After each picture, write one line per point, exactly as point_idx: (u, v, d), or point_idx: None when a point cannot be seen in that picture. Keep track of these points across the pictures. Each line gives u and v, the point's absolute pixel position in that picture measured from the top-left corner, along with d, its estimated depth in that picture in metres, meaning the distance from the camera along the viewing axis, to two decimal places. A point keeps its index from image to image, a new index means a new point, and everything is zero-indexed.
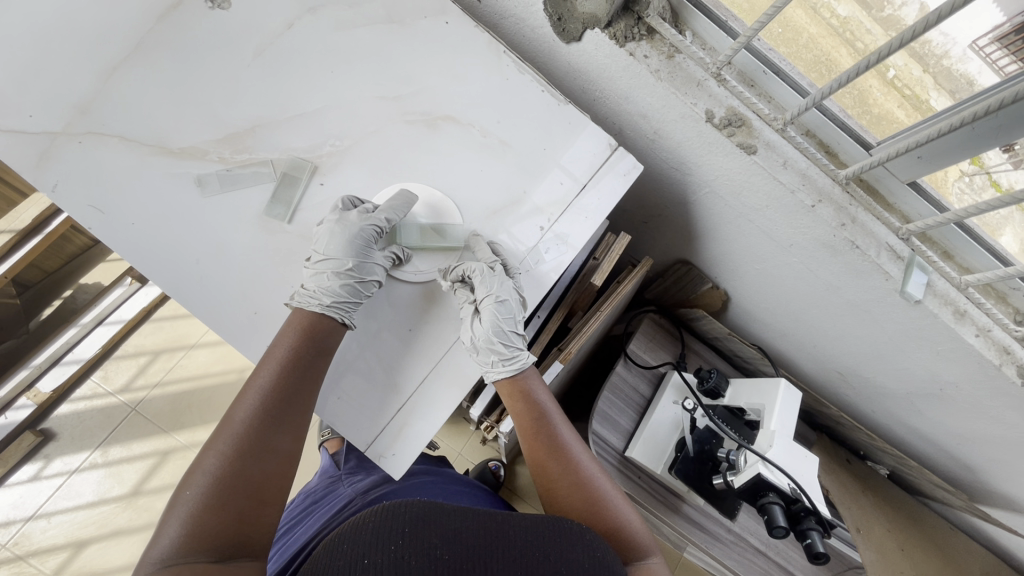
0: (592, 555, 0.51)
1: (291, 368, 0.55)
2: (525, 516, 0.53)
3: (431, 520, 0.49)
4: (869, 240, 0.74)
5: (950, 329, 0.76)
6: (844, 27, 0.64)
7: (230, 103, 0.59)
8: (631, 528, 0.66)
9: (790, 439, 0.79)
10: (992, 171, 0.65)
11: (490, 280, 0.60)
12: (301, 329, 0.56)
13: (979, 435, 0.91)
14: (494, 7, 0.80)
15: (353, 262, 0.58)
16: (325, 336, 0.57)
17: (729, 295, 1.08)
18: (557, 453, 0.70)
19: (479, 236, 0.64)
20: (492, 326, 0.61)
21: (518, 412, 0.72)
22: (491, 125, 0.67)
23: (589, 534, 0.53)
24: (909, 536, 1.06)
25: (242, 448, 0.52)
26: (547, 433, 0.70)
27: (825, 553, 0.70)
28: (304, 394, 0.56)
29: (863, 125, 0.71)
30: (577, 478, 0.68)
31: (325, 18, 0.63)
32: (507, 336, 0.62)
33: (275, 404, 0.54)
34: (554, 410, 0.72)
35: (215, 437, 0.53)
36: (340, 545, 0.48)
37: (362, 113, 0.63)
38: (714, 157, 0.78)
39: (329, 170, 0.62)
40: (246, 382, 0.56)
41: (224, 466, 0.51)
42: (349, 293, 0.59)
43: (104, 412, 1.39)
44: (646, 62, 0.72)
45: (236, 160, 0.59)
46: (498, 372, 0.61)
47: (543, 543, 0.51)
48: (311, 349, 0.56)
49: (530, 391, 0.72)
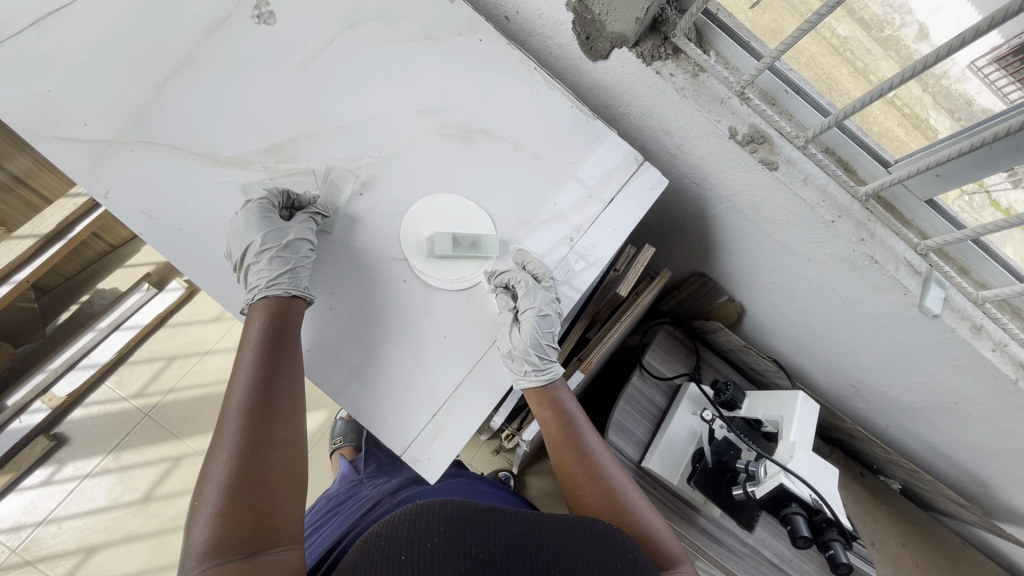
0: (624, 558, 0.52)
1: (269, 346, 0.55)
2: (558, 516, 0.54)
3: (468, 519, 0.50)
4: (887, 255, 0.76)
5: (967, 344, 0.77)
6: (844, 46, 0.67)
7: (274, 114, 0.61)
8: (657, 535, 0.66)
9: (809, 450, 0.80)
10: (992, 190, 0.68)
11: (534, 293, 0.62)
12: (265, 310, 0.56)
13: (994, 449, 0.92)
14: (523, 25, 0.82)
15: (262, 236, 0.56)
16: (291, 311, 0.58)
17: (744, 308, 1.09)
18: (584, 460, 0.71)
19: (522, 251, 0.66)
20: (529, 339, 0.63)
21: (546, 418, 0.74)
22: (523, 139, 0.69)
23: (621, 535, 0.54)
24: (921, 551, 1.07)
25: (246, 439, 0.51)
26: (575, 440, 0.72)
27: (847, 563, 0.71)
28: (288, 376, 0.56)
29: (881, 144, 0.73)
30: (604, 486, 0.69)
31: (365, 35, 0.66)
32: (543, 349, 0.64)
33: (264, 388, 0.54)
34: (582, 418, 0.74)
35: (215, 438, 0.51)
36: (377, 542, 0.49)
37: (399, 125, 0.65)
38: (736, 173, 0.80)
39: (369, 181, 0.63)
40: (229, 380, 0.55)
41: (232, 461, 0.50)
42: (277, 267, 0.57)
43: (118, 416, 1.40)
44: (671, 80, 0.75)
45: (279, 169, 0.61)
46: (529, 381, 0.63)
47: (577, 542, 0.52)
48: (281, 325, 0.56)
49: (558, 398, 0.74)
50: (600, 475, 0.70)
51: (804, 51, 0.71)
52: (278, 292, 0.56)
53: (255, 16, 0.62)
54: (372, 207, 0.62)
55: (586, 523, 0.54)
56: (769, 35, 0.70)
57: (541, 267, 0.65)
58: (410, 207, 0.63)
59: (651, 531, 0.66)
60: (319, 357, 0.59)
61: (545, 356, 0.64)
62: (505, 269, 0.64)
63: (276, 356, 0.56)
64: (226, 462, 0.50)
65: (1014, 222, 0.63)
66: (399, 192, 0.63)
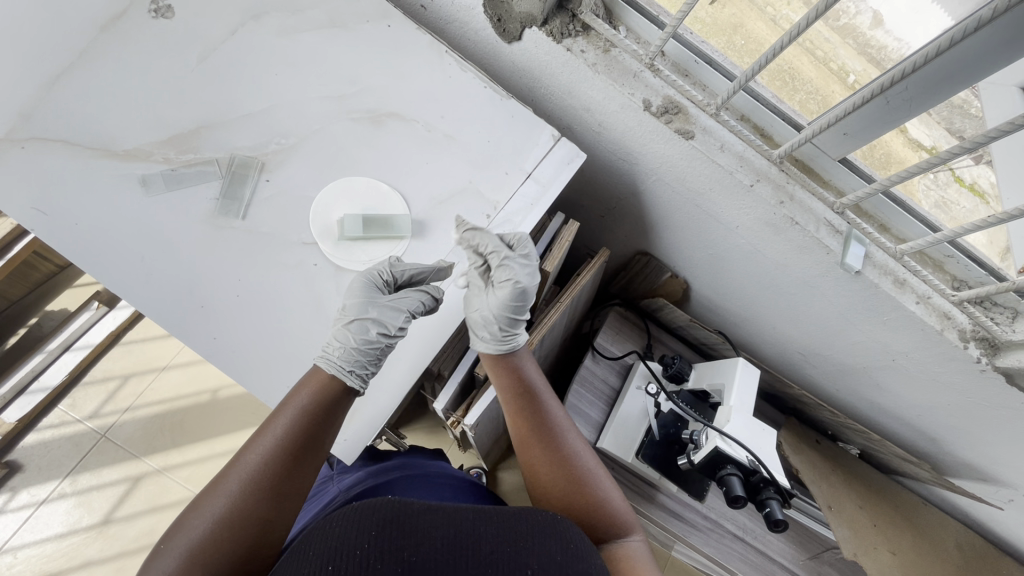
0: (567, 554, 0.52)
1: (306, 423, 0.55)
2: (499, 511, 0.54)
3: (399, 521, 0.49)
4: (807, 216, 0.78)
5: (891, 299, 0.79)
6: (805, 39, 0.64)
7: (174, 106, 0.61)
8: (613, 506, 0.66)
9: (748, 414, 0.81)
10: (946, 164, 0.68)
11: (506, 265, 0.63)
12: (320, 378, 0.57)
13: (936, 404, 0.94)
14: (439, 13, 0.83)
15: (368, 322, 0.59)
16: (335, 404, 0.57)
17: (689, 284, 1.10)
18: (541, 431, 0.69)
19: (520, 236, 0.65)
20: (499, 304, 0.64)
21: (505, 388, 0.72)
22: (435, 120, 0.69)
23: (565, 526, 0.54)
24: (881, 512, 1.08)
25: (246, 499, 0.52)
26: (535, 409, 0.70)
27: (784, 521, 0.71)
28: (314, 449, 0.56)
29: (795, 109, 0.75)
30: (560, 456, 0.68)
31: (267, 25, 0.66)
32: (511, 321, 0.65)
33: (283, 461, 0.54)
34: (544, 386, 0.72)
35: (220, 481, 0.53)
36: (307, 553, 0.49)
37: (306, 112, 0.65)
38: (657, 145, 0.81)
39: (276, 167, 0.62)
40: (258, 429, 0.56)
41: (226, 515, 0.51)
42: (365, 354, 0.59)
43: (73, 439, 1.37)
44: (583, 56, 0.76)
45: (180, 160, 0.60)
46: (486, 346, 0.66)
47: (516, 538, 0.52)
48: (322, 409, 0.56)
49: (519, 367, 0.72)
50: (557, 444, 0.69)
51: (712, 19, 0.72)
52: (354, 381, 0.58)
53: (152, 10, 0.62)
54: (280, 193, 0.62)
55: (528, 519, 0.54)
56: (728, 30, 0.71)
57: (512, 237, 0.65)
58: (318, 192, 0.63)
59: (602, 503, 0.66)
60: (230, 344, 0.58)
61: (510, 328, 0.65)
62: (476, 227, 0.64)
63: (310, 435, 0.55)
64: (217, 513, 0.51)
65: (935, 162, 0.64)
66: (306, 178, 0.63)
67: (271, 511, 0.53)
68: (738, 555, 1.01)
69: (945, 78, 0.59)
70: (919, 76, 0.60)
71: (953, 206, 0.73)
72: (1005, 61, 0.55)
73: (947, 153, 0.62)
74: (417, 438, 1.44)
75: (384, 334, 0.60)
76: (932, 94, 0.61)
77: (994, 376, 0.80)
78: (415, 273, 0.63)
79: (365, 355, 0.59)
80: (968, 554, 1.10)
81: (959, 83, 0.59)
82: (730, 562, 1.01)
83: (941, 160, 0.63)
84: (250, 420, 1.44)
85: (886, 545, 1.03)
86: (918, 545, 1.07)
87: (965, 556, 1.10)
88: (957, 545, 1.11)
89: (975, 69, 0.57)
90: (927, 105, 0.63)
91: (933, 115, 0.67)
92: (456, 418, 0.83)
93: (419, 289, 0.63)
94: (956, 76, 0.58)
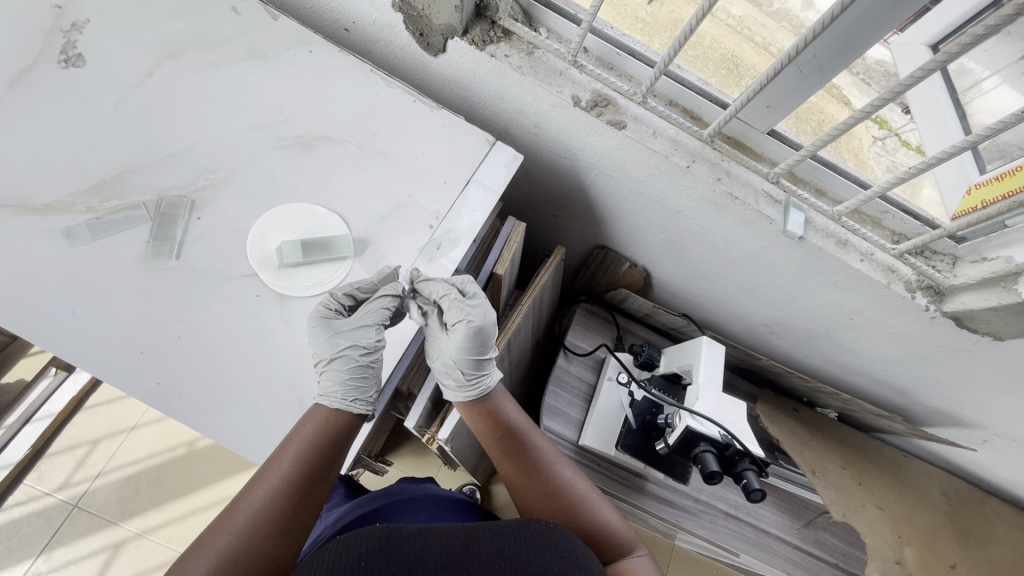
0: (560, 555, 0.53)
1: (317, 455, 0.55)
2: (490, 527, 0.55)
3: (393, 548, 0.50)
4: (745, 189, 0.80)
5: (837, 259, 0.82)
6: (742, 25, 0.70)
7: (94, 154, 0.60)
8: (609, 527, 0.66)
9: (716, 390, 0.82)
10: (901, 132, 0.74)
11: (459, 307, 0.62)
12: (320, 413, 0.57)
13: (897, 356, 0.96)
14: (363, 34, 0.83)
15: (331, 355, 0.58)
16: (343, 435, 0.58)
17: (648, 272, 1.12)
18: (530, 469, 0.68)
19: (470, 279, 0.66)
20: (459, 348, 0.65)
21: (485, 431, 0.70)
22: (367, 138, 0.69)
23: (557, 533, 0.56)
24: (865, 470, 1.10)
25: (256, 534, 0.51)
26: (518, 447, 0.69)
27: (760, 489, 0.71)
28: (322, 481, 0.56)
29: (721, 89, 0.77)
30: (549, 490, 0.67)
31: (185, 63, 0.66)
32: (471, 366, 0.67)
33: (295, 493, 0.54)
34: (523, 421, 0.70)
35: (223, 521, 0.51)
36: None
37: (234, 145, 0.64)
38: (593, 139, 0.82)
39: (206, 204, 0.61)
40: (266, 462, 0.55)
41: (235, 551, 0.50)
42: (356, 378, 0.59)
43: (44, 514, 1.31)
44: (508, 61, 0.77)
45: (105, 207, 0.59)
46: (457, 394, 0.68)
47: (510, 552, 0.53)
48: (332, 440, 0.57)
49: (495, 410, 0.70)
50: (549, 478, 0.68)
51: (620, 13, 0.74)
52: (357, 408, 0.59)
53: (62, 61, 0.62)
54: (213, 229, 0.61)
55: (519, 529, 0.55)
56: (670, 27, 0.72)
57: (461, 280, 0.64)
58: (253, 223, 0.62)
59: (602, 526, 0.66)
60: (172, 390, 0.56)
61: (473, 369, 0.67)
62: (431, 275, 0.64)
63: (321, 465, 0.55)
64: (224, 549, 0.50)
65: (845, 126, 0.66)
66: (238, 210, 0.62)
67: (278, 548, 0.52)
68: (733, 534, 1.02)
69: (850, 41, 0.61)
70: (823, 38, 0.62)
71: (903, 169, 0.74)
72: (899, 19, 0.58)
73: (871, 103, 0.63)
74: (403, 463, 1.41)
75: (365, 352, 0.60)
76: (838, 58, 0.64)
77: (944, 321, 0.83)
78: (357, 290, 0.62)
79: (361, 380, 0.60)
80: (954, 500, 1.13)
81: (865, 42, 0.61)
82: (727, 541, 1.02)
83: (864, 112, 0.64)
84: (229, 468, 1.40)
85: (873, 502, 1.05)
86: (904, 498, 1.09)
87: (951, 501, 1.12)
88: (943, 492, 1.13)
89: (874, 28, 0.59)
90: (838, 67, 0.65)
91: (874, 84, 0.70)
92: (430, 434, 0.81)
93: (380, 297, 0.61)
94: (862, 34, 0.60)
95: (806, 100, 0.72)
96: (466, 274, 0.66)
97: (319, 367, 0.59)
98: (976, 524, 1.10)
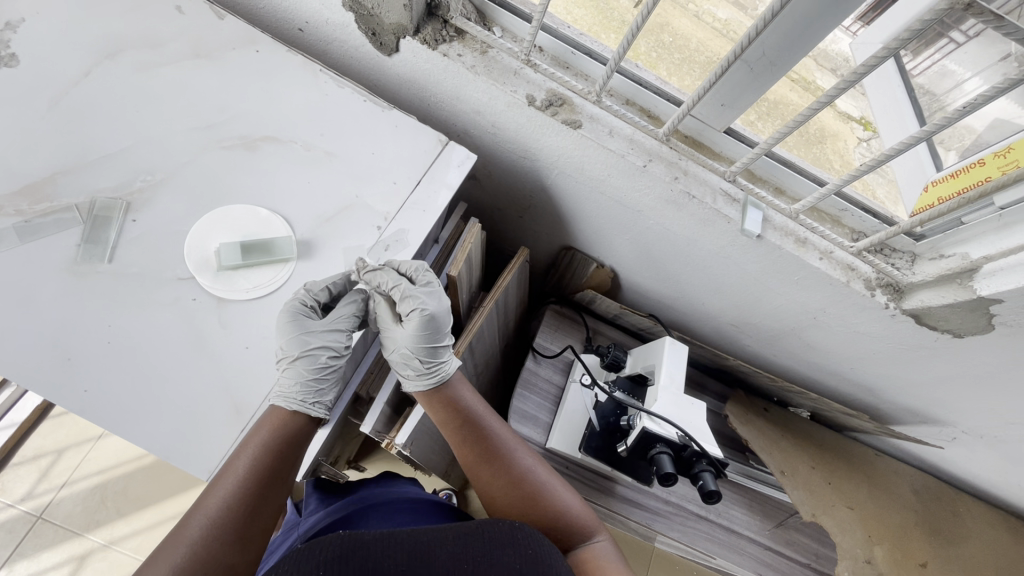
0: (524, 555, 0.54)
1: (271, 460, 0.55)
2: (452, 530, 0.54)
3: (355, 554, 0.49)
4: (702, 188, 0.79)
5: (796, 258, 0.81)
6: (727, 28, 0.68)
7: (25, 155, 0.59)
8: (569, 511, 0.70)
9: (676, 390, 0.82)
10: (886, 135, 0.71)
11: (412, 297, 0.63)
12: (274, 418, 0.57)
13: (863, 354, 0.96)
14: (317, 34, 0.82)
15: (297, 351, 0.58)
16: (296, 440, 0.58)
17: (615, 273, 1.11)
18: (493, 458, 0.71)
19: (418, 265, 0.65)
20: (414, 337, 0.66)
21: (446, 421, 0.71)
22: (314, 138, 0.68)
23: (521, 531, 0.56)
24: (836, 470, 1.09)
25: (213, 540, 0.52)
26: (480, 437, 0.71)
27: (717, 490, 0.70)
28: (277, 483, 0.56)
29: (678, 87, 0.77)
30: (510, 477, 0.70)
31: (124, 63, 0.65)
32: (427, 352, 0.67)
33: (250, 500, 0.54)
34: (482, 410, 0.72)
35: (179, 530, 0.52)
36: None
37: (174, 145, 0.63)
38: (549, 138, 0.82)
39: (143, 206, 0.60)
40: (219, 470, 0.54)
41: (192, 560, 0.51)
42: (315, 381, 0.60)
43: (6, 527, 1.28)
44: (460, 59, 0.76)
45: (35, 210, 0.57)
46: (415, 383, 0.68)
47: (473, 552, 0.52)
48: (287, 447, 0.57)
49: (456, 400, 0.71)
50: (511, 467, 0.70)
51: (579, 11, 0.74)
52: (315, 412, 0.60)
53: None
54: (149, 231, 0.60)
55: (482, 530, 0.55)
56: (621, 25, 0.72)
57: (412, 267, 0.64)
58: (192, 225, 0.61)
59: (564, 511, 0.70)
60: (100, 397, 0.54)
61: (429, 357, 0.68)
62: (377, 265, 0.63)
63: (276, 469, 0.56)
64: (181, 560, 0.50)
65: (797, 122, 0.66)
66: (177, 212, 0.61)
67: (237, 555, 0.53)
68: (703, 536, 1.01)
69: (800, 33, 0.60)
70: (769, 34, 0.61)
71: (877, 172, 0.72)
72: (844, 12, 0.58)
73: (831, 90, 0.61)
74: (378, 469, 1.40)
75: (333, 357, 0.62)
76: (787, 55, 0.64)
77: (904, 319, 0.83)
78: (333, 287, 0.63)
79: (321, 383, 0.61)
80: (925, 498, 1.13)
81: (812, 39, 0.61)
82: (697, 543, 1.01)
83: (828, 97, 0.62)
84: (198, 476, 1.38)
85: (843, 501, 1.05)
86: (875, 497, 1.08)
87: (921, 499, 1.12)
88: (914, 490, 1.13)
89: (818, 24, 0.59)
90: (788, 64, 0.65)
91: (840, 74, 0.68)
92: (389, 439, 0.79)
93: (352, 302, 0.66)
94: (809, 30, 0.60)
95: (759, 96, 0.71)
96: (418, 260, 0.65)
97: (280, 360, 0.59)
98: (946, 522, 1.10)
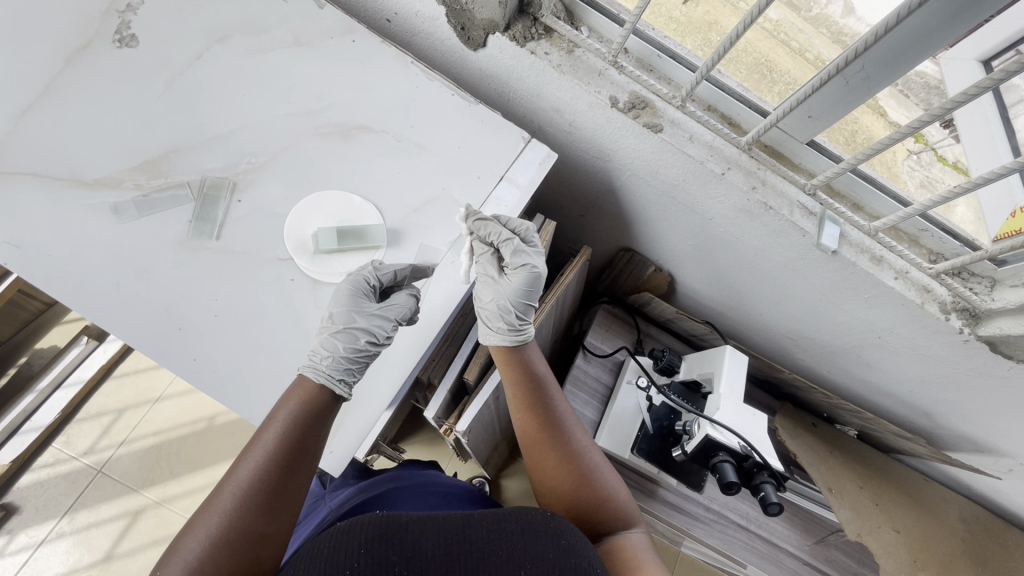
0: (558, 546, 0.52)
1: (300, 430, 0.55)
2: (488, 514, 0.53)
3: (392, 537, 0.49)
4: (780, 200, 0.79)
5: (871, 276, 0.80)
6: (778, 29, 0.69)
7: (142, 132, 0.62)
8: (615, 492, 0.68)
9: (738, 400, 0.82)
10: (936, 146, 0.72)
11: (524, 254, 0.66)
12: (303, 390, 0.57)
13: (926, 378, 0.94)
14: (404, 26, 0.84)
15: (343, 322, 0.59)
16: (323, 412, 0.57)
17: (673, 277, 1.11)
18: (552, 426, 0.71)
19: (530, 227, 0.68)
20: (515, 293, 0.67)
21: (515, 380, 0.72)
22: (405, 129, 0.70)
23: (556, 521, 0.54)
24: (884, 492, 1.08)
25: (241, 513, 0.50)
26: (545, 403, 0.71)
27: (778, 503, 0.72)
28: (305, 455, 0.55)
29: (761, 96, 0.76)
30: (565, 447, 0.70)
31: (233, 48, 0.67)
32: (520, 308, 0.68)
33: (279, 469, 0.53)
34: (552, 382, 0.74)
35: (211, 499, 0.51)
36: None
37: (276, 130, 0.66)
38: (627, 140, 0.82)
39: (247, 186, 0.63)
40: (249, 443, 0.55)
41: (223, 530, 0.50)
42: (349, 357, 0.59)
43: (69, 477, 1.36)
44: (547, 58, 0.77)
45: (152, 185, 0.61)
46: (502, 338, 0.66)
47: (508, 539, 0.51)
48: (314, 418, 0.56)
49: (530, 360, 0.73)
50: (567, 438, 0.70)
51: (684, 17, 0.73)
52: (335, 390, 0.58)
53: (116, 40, 0.64)
54: (253, 211, 0.63)
55: (518, 517, 0.54)
56: (704, 27, 0.71)
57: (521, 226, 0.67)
58: (291, 208, 0.64)
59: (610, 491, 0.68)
60: (207, 365, 0.58)
61: (525, 315, 0.68)
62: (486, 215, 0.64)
63: (302, 441, 0.55)
64: (214, 528, 0.50)
65: (891, 140, 0.64)
66: (278, 194, 0.64)
67: (266, 527, 0.51)
68: (743, 545, 1.01)
69: (903, 52, 0.59)
70: (879, 46, 0.59)
71: (936, 185, 0.72)
72: (966, 28, 0.55)
73: (911, 124, 0.61)
74: (417, 451, 1.43)
75: (373, 342, 0.61)
76: (889, 72, 0.62)
77: (978, 345, 0.81)
78: (399, 272, 0.64)
79: (353, 362, 0.59)
80: (974, 529, 1.10)
81: (918, 57, 0.59)
82: (736, 553, 1.01)
83: (906, 131, 0.62)
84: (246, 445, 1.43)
85: (891, 525, 1.03)
86: (923, 522, 1.06)
87: (971, 530, 1.09)
88: (963, 519, 1.10)
89: (928, 42, 0.57)
90: (886, 82, 0.64)
91: (911, 97, 0.68)
92: (449, 425, 0.81)
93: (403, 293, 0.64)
94: (906, 54, 0.59)
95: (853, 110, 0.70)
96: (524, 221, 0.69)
97: (327, 329, 0.60)
98: (994, 554, 1.07)
